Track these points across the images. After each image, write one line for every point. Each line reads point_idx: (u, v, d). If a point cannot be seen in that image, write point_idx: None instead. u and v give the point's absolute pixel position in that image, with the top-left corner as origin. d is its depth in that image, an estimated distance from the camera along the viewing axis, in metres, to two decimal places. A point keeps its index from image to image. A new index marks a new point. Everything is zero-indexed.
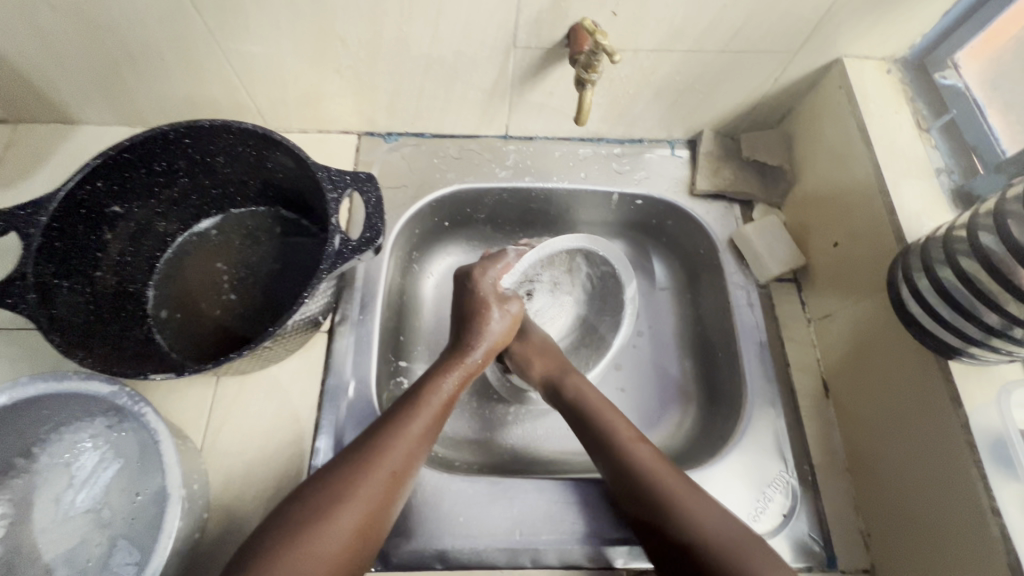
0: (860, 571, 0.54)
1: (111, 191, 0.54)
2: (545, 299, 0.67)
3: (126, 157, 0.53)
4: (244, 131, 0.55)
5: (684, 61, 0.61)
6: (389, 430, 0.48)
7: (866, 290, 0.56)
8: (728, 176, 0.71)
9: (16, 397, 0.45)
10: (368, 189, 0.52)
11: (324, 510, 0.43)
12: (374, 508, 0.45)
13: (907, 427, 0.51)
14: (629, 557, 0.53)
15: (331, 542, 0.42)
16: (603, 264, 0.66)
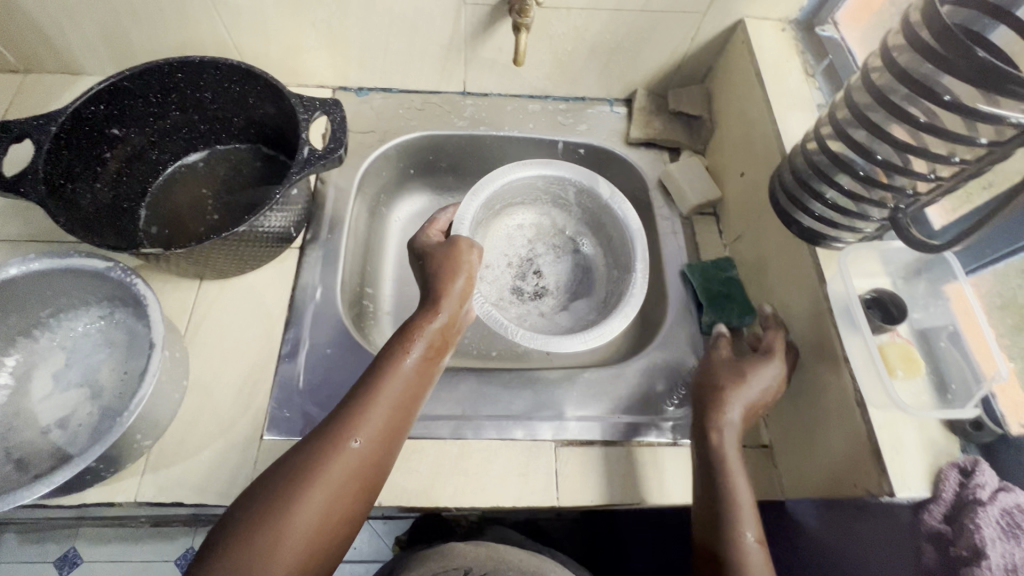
0: (759, 445, 0.62)
1: (113, 115, 0.63)
2: (557, 265, 0.79)
3: (126, 85, 0.61)
4: (229, 67, 0.63)
5: (611, 20, 0.71)
6: (357, 406, 0.49)
7: (762, 205, 0.66)
8: (658, 127, 0.81)
9: (25, 270, 0.52)
10: (334, 111, 0.60)
11: (290, 486, 0.44)
12: (342, 484, 0.46)
13: (792, 313, 0.59)
14: (558, 431, 0.60)
15: (298, 519, 0.43)
16: (556, 191, 0.77)
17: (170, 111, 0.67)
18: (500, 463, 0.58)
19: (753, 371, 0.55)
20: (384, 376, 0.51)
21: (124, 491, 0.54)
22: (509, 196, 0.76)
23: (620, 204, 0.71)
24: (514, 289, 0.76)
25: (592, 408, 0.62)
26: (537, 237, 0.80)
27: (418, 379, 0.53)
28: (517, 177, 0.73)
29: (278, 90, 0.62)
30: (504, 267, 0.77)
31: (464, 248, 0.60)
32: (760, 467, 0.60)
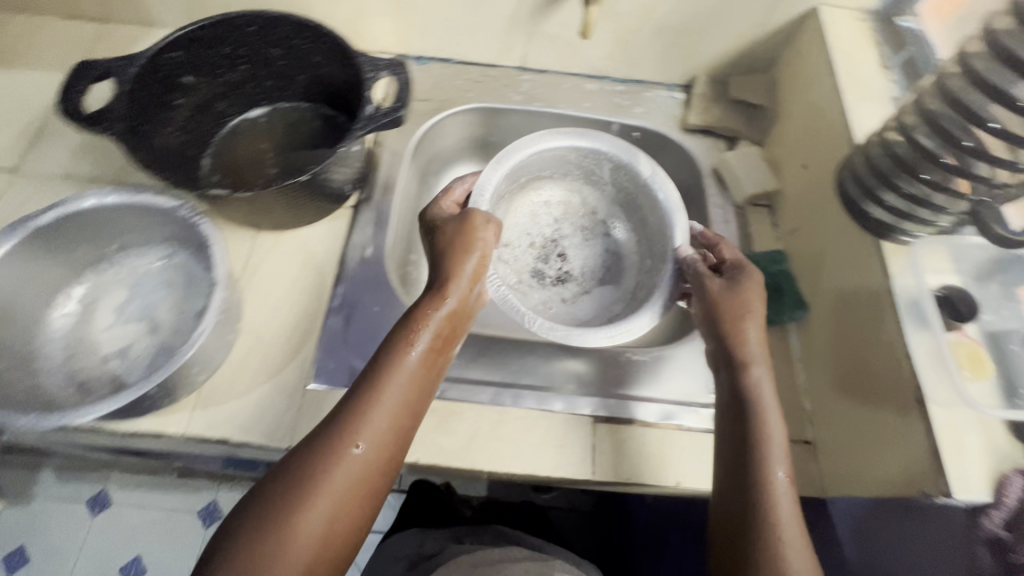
0: (802, 441, 0.60)
1: (187, 64, 0.64)
2: (582, 248, 0.77)
3: (203, 35, 0.63)
4: (300, 23, 0.64)
5: (680, 1, 0.70)
6: (354, 409, 0.44)
7: (824, 198, 0.64)
8: (717, 114, 0.79)
9: (100, 203, 0.54)
10: (400, 72, 0.61)
11: (286, 500, 0.40)
12: (345, 498, 0.42)
13: (851, 307, 0.57)
14: (597, 407, 0.60)
15: (298, 539, 0.39)
16: (590, 166, 0.72)
17: (240, 64, 0.68)
18: (536, 434, 0.58)
19: (734, 298, 0.53)
20: (385, 378, 0.46)
21: (174, 425, 0.56)
22: (540, 170, 0.72)
23: (660, 184, 0.64)
24: (533, 271, 0.74)
25: (632, 388, 0.62)
26: (566, 216, 0.77)
27: (423, 380, 0.48)
28: (548, 150, 0.68)
29: (346, 49, 0.63)
30: (526, 247, 0.75)
31: (478, 223, 0.54)
32: (802, 463, 0.59)
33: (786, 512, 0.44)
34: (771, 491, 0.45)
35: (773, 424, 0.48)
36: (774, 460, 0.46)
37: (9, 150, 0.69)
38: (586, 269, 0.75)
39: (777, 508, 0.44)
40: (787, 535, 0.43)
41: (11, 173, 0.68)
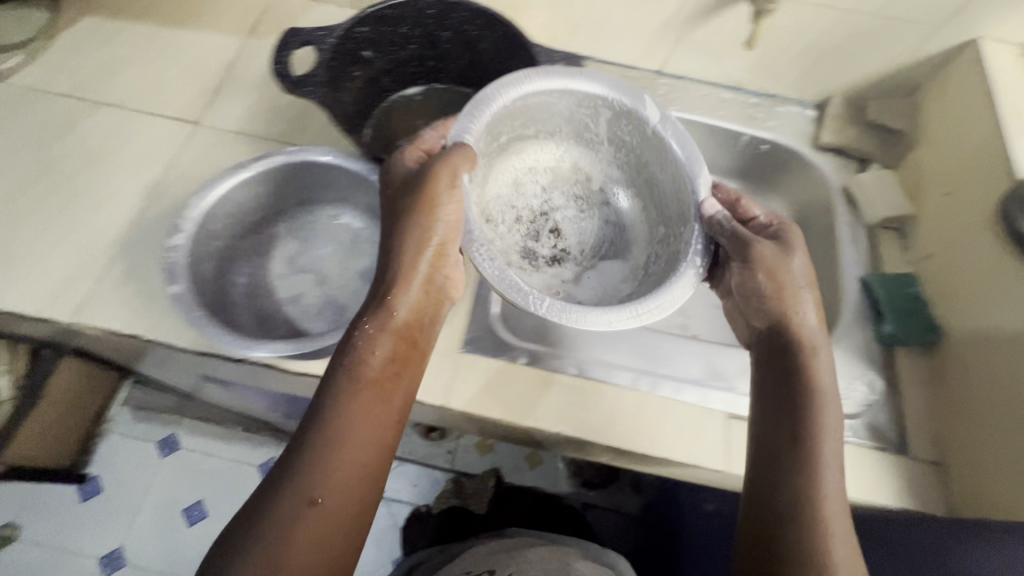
0: (929, 461, 0.61)
1: (370, 40, 0.69)
2: (577, 221, 0.71)
3: (391, 15, 0.67)
4: (478, 12, 0.68)
5: (838, 21, 0.72)
6: (335, 401, 0.46)
7: (973, 226, 0.65)
8: (851, 135, 0.81)
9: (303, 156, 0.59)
10: (575, 64, 0.64)
11: (294, 488, 0.42)
12: (347, 479, 0.44)
13: (1000, 335, 0.59)
14: (730, 405, 0.63)
15: (303, 521, 0.42)
16: (584, 120, 0.65)
17: (411, 44, 0.73)
18: (671, 422, 0.61)
19: (786, 275, 0.54)
20: (339, 377, 0.47)
21: None
22: (528, 122, 0.65)
23: (674, 135, 0.59)
24: (523, 249, 0.67)
25: None
26: (557, 181, 0.71)
27: (383, 367, 0.49)
28: (532, 98, 0.60)
29: (520, 41, 0.67)
30: (435, 208, 0.68)
31: (438, 183, 0.52)
32: (926, 483, 0.60)
33: (835, 501, 0.46)
34: (819, 493, 0.46)
35: (829, 429, 0.49)
36: (829, 460, 0.48)
37: (191, 104, 0.75)
38: (577, 241, 0.70)
39: (828, 502, 0.46)
40: (840, 529, 0.45)
41: (194, 126, 0.74)
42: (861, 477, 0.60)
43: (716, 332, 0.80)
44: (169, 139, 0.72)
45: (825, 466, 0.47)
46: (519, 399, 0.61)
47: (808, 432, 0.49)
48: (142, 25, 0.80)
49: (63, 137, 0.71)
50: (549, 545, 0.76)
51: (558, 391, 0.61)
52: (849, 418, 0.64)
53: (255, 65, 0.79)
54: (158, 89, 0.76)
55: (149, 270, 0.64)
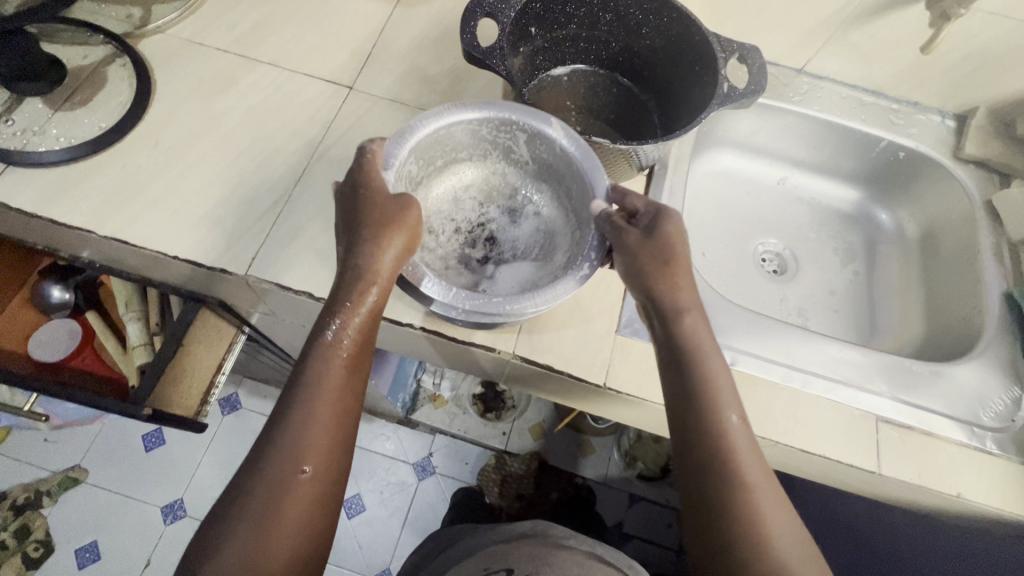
0: None
1: (538, 15, 0.69)
2: (517, 232, 0.65)
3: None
4: None
5: (1009, 31, 0.71)
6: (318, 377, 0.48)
7: None
8: (996, 149, 0.80)
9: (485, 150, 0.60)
10: (752, 57, 0.64)
11: (291, 453, 0.45)
12: (332, 443, 0.47)
13: None
14: (880, 409, 0.63)
15: (298, 483, 0.44)
16: (503, 141, 0.61)
17: (572, 24, 0.73)
18: (823, 420, 0.62)
19: (668, 239, 0.52)
20: (314, 363, 0.48)
21: (502, 343, 0.61)
22: (454, 148, 0.61)
23: (578, 149, 0.56)
24: (462, 258, 0.62)
25: (909, 394, 0.65)
26: (488, 197, 0.66)
27: (355, 350, 0.50)
28: (474, 122, 0.58)
29: (690, 28, 0.66)
30: (448, 231, 0.63)
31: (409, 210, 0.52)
32: None
33: (755, 465, 0.46)
34: (734, 454, 0.46)
35: (724, 386, 0.48)
36: (731, 418, 0.47)
37: (345, 69, 0.76)
38: (522, 255, 0.63)
39: (745, 463, 0.46)
40: (764, 490, 0.45)
41: (349, 90, 0.74)
42: (1009, 490, 0.60)
43: (835, 329, 0.82)
44: (325, 102, 0.73)
45: (730, 425, 0.47)
46: None
47: (707, 394, 0.47)
48: None
49: (225, 92, 0.72)
50: (563, 545, 0.73)
51: None
52: (996, 432, 0.64)
53: (406, 35, 0.79)
54: (313, 51, 0.76)
55: (314, 230, 0.65)
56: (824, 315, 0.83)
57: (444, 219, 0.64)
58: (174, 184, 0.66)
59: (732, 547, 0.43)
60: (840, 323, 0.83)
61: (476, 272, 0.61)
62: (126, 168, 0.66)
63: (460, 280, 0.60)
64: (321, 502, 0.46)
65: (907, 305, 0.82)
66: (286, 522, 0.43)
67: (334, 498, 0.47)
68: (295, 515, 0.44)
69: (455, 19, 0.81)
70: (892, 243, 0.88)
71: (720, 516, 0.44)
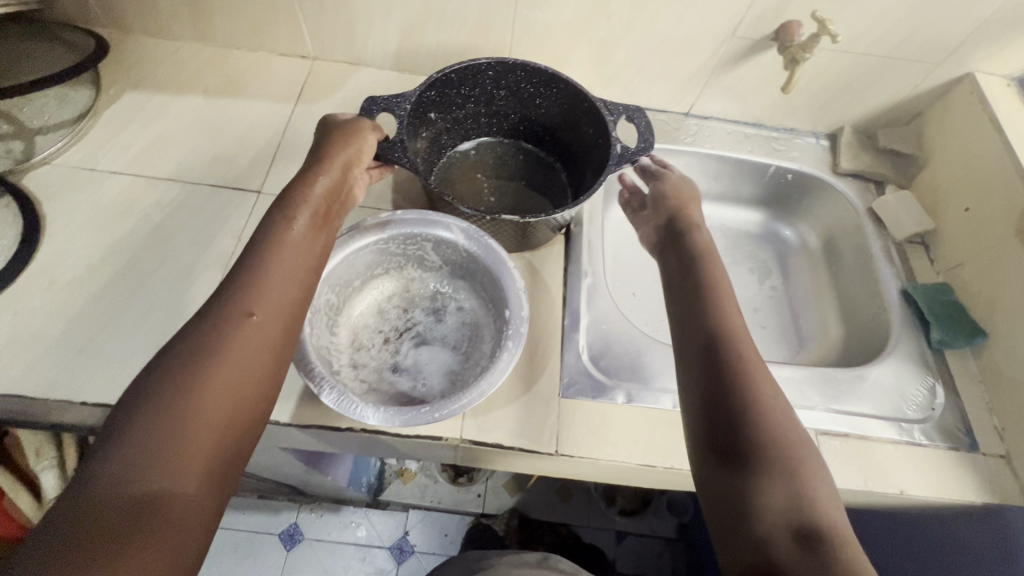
0: (998, 455, 0.67)
1: (434, 101, 0.71)
2: (442, 331, 0.64)
3: (454, 78, 0.69)
4: (535, 71, 0.70)
5: (852, 62, 0.80)
6: (265, 260, 0.48)
7: (1002, 236, 0.72)
8: (866, 160, 0.89)
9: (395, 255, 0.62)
10: (637, 116, 0.69)
11: (237, 299, 0.45)
12: (283, 302, 0.47)
13: None
14: (816, 422, 0.66)
15: (243, 328, 0.44)
16: (413, 251, 0.64)
17: (470, 102, 0.75)
18: None
19: (675, 191, 0.67)
20: (268, 246, 0.50)
21: (449, 429, 0.60)
22: (369, 265, 0.63)
23: (479, 246, 0.60)
24: (394, 368, 0.61)
25: (837, 401, 0.70)
26: (410, 302, 0.66)
27: (315, 239, 0.53)
28: (381, 241, 0.61)
29: (579, 98, 0.70)
30: (377, 344, 0.63)
31: (364, 128, 0.60)
32: (1000, 475, 0.65)
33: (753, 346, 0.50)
34: (736, 336, 0.51)
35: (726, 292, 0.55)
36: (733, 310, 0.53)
37: (250, 173, 0.75)
38: (450, 352, 0.63)
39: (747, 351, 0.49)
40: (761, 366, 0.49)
41: (257, 194, 0.73)
42: (944, 476, 0.65)
43: (768, 348, 0.86)
44: (234, 210, 0.72)
45: (732, 315, 0.53)
46: (627, 438, 0.62)
47: (710, 297, 0.54)
48: (191, 98, 0.80)
49: (125, 215, 0.69)
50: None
51: (660, 426, 0.63)
52: (922, 422, 0.68)
53: (309, 131, 0.80)
54: (215, 161, 0.75)
55: None
56: (753, 334, 0.88)
57: (372, 332, 0.63)
58: (79, 322, 0.62)
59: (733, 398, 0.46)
60: (767, 339, 0.87)
61: (410, 380, 0.61)
62: (19, 315, 0.61)
63: (397, 392, 0.59)
64: (265, 357, 0.45)
65: (825, 311, 0.88)
66: (221, 364, 0.42)
67: (279, 360, 0.46)
68: (231, 376, 0.42)
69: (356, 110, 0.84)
70: (800, 255, 0.95)
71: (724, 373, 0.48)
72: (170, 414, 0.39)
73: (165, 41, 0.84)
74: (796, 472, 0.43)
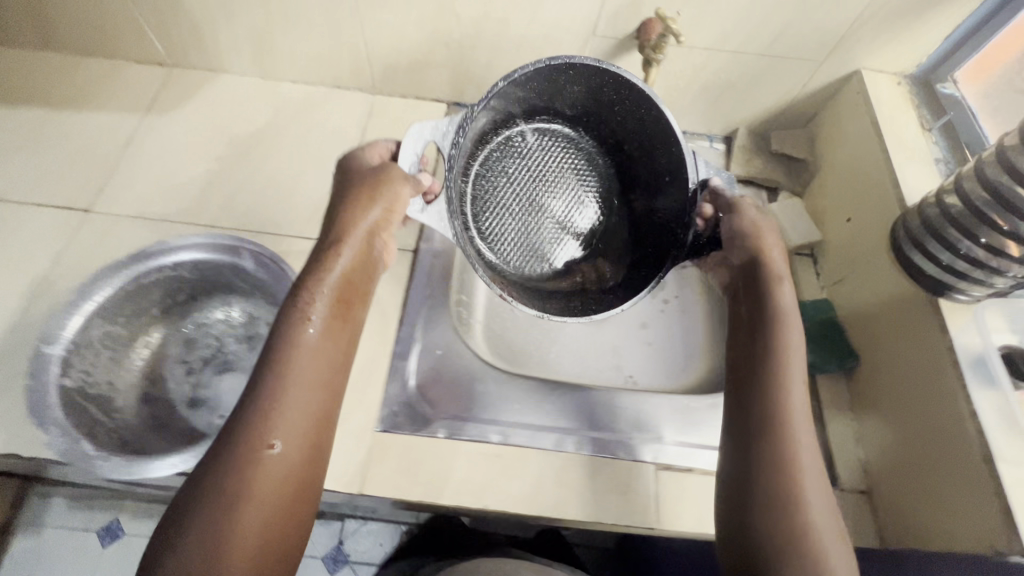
0: (857, 491, 0.62)
1: (502, 96, 0.63)
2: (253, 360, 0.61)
3: (521, 79, 0.61)
4: (621, 81, 0.61)
5: (729, 61, 0.74)
6: (280, 353, 0.47)
7: (875, 251, 0.66)
8: (758, 166, 0.82)
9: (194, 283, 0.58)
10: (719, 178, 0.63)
11: (263, 421, 0.44)
12: (305, 415, 0.46)
13: (921, 380, 0.57)
14: (657, 454, 0.62)
15: (267, 460, 0.43)
16: (216, 278, 0.59)
17: (535, 99, 0.67)
18: (599, 484, 0.59)
19: (751, 231, 0.58)
20: (282, 339, 0.47)
21: None
22: (171, 290, 0.58)
23: (269, 275, 0.55)
24: (192, 401, 0.58)
25: (686, 438, 0.63)
26: (222, 328, 0.62)
27: (330, 326, 0.51)
28: (171, 268, 0.55)
29: (666, 131, 0.62)
30: (179, 374, 0.59)
31: (389, 182, 0.55)
32: (857, 513, 0.60)
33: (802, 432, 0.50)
34: (790, 417, 0.50)
35: (796, 362, 0.53)
36: (795, 392, 0.51)
37: (82, 190, 0.72)
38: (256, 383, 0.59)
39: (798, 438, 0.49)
40: (806, 453, 0.48)
41: (84, 213, 0.70)
42: None
43: (657, 376, 0.76)
44: (55, 230, 0.68)
45: (789, 389, 0.51)
46: (439, 476, 0.58)
47: (773, 367, 0.52)
48: (30, 110, 0.77)
49: None
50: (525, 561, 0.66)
51: (479, 462, 0.59)
52: None
53: (155, 144, 0.77)
54: (46, 177, 0.72)
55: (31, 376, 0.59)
56: (639, 353, 0.78)
57: (175, 363, 0.59)
58: None
59: (772, 490, 0.47)
60: (655, 360, 0.77)
61: (206, 416, 0.58)
62: None
63: (187, 430, 0.56)
64: (289, 484, 0.44)
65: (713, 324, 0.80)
66: (263, 472, 0.42)
67: (305, 484, 0.45)
68: (270, 486, 0.43)
69: (209, 121, 0.80)
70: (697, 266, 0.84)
71: (768, 461, 0.48)
72: (215, 531, 0.40)
73: (12, 50, 0.81)
74: (805, 572, 0.44)
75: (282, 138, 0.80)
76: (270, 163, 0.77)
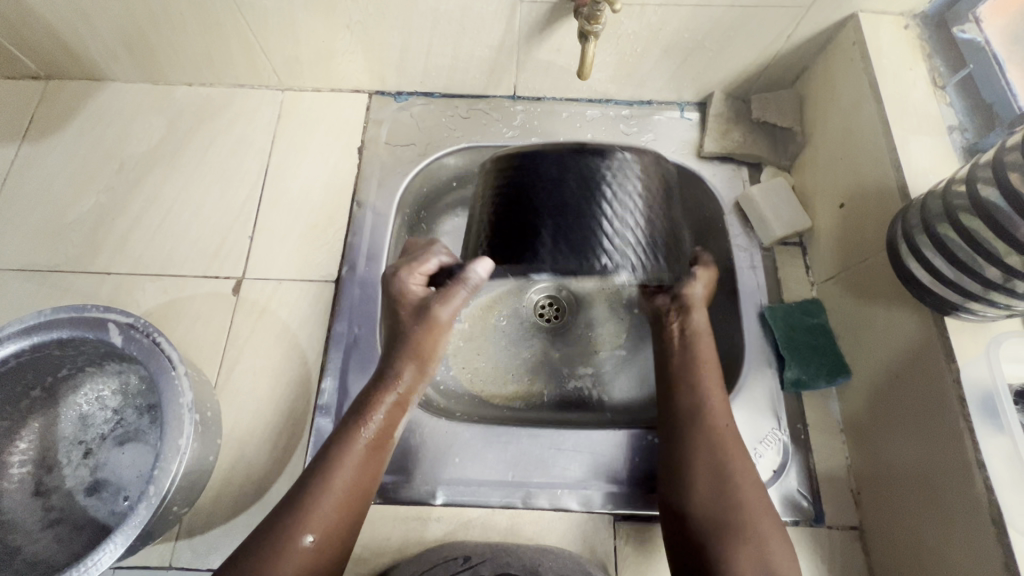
0: (848, 528, 0.55)
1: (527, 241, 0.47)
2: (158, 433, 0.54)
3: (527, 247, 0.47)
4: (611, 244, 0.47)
5: (692, 18, 0.60)
6: (321, 463, 0.47)
7: (871, 249, 0.55)
8: (737, 138, 0.69)
9: (65, 358, 0.50)
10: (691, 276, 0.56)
11: (297, 513, 0.44)
12: (346, 503, 0.46)
13: (916, 411, 0.49)
14: (618, 504, 0.55)
15: (305, 548, 0.43)
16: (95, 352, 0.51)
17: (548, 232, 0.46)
18: (550, 540, 0.54)
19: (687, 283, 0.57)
20: (339, 442, 0.48)
21: (157, 555, 0.52)
22: (45, 371, 0.51)
23: (139, 352, 0.47)
24: (94, 485, 0.53)
25: (646, 481, 0.55)
26: (121, 398, 0.55)
27: (383, 431, 0.50)
28: (28, 351, 0.47)
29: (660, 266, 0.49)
30: (75, 459, 0.53)
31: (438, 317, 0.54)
32: (845, 552, 0.54)
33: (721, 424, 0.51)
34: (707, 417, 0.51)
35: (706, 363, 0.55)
36: (715, 402, 0.52)
37: None
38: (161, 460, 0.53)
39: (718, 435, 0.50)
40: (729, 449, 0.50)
41: None
42: None
43: (628, 385, 0.66)
44: None
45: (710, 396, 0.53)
46: (372, 545, 0.53)
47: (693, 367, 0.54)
48: None
49: None
50: None
51: (417, 528, 0.54)
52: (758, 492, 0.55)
53: (35, 179, 0.67)
54: None
55: None
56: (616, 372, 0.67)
57: (70, 444, 0.54)
58: None
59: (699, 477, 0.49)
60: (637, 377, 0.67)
61: (109, 502, 0.52)
62: None
63: (88, 521, 0.51)
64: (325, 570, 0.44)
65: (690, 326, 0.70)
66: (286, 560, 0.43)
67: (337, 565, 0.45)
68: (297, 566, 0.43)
69: (94, 144, 0.69)
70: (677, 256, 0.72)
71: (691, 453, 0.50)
72: None
73: None
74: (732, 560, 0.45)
75: (179, 156, 0.69)
76: (168, 189, 0.67)
